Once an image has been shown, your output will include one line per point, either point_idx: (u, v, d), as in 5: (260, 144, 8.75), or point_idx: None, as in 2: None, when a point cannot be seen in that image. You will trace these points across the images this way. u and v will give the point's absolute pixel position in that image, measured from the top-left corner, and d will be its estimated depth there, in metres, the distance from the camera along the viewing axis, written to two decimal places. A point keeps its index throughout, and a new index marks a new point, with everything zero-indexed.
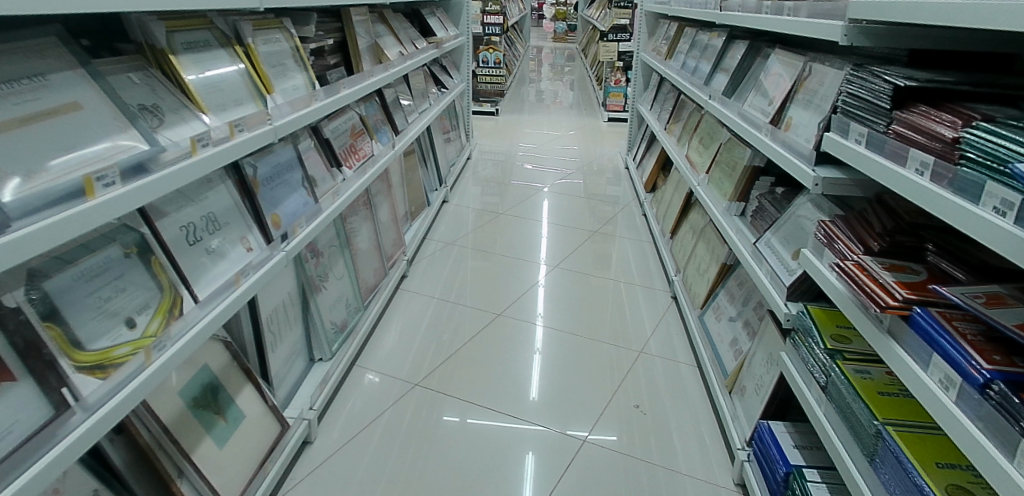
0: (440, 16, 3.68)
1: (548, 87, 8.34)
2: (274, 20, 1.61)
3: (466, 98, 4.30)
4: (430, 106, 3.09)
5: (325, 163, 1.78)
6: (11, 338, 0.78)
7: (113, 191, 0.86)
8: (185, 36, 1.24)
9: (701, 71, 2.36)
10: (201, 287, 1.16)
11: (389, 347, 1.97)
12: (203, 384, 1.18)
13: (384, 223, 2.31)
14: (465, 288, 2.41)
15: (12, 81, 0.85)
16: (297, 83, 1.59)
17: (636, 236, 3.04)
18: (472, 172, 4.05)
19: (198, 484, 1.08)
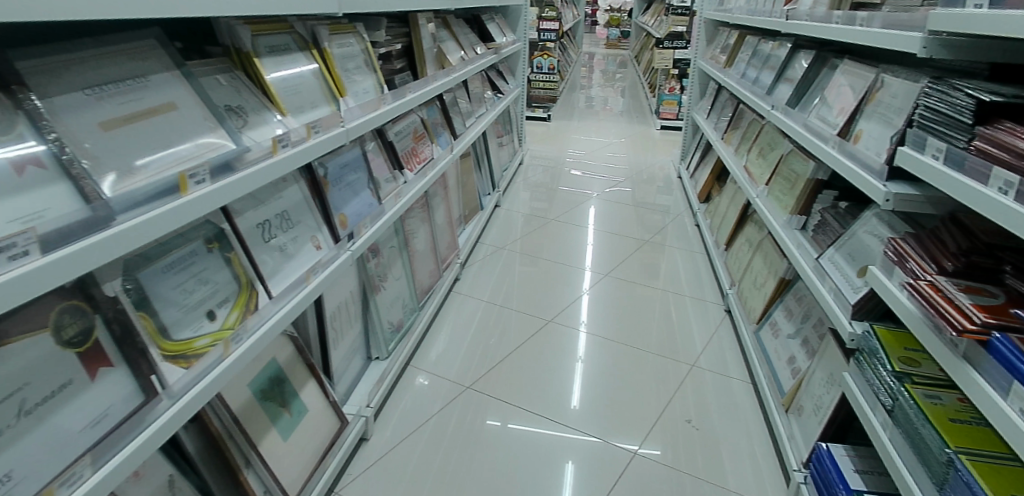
0: (499, 22, 3.73)
1: (600, 93, 8.29)
2: (348, 25, 1.65)
3: (521, 103, 4.33)
4: (486, 110, 3.12)
5: (389, 166, 1.82)
6: (110, 326, 0.89)
7: (203, 188, 0.97)
8: (268, 40, 1.29)
9: (763, 81, 2.32)
10: (275, 283, 1.21)
11: (441, 349, 1.99)
12: (270, 377, 1.21)
13: (441, 225, 2.34)
14: (516, 292, 2.42)
15: (116, 81, 0.97)
16: (366, 86, 1.62)
17: (688, 247, 2.99)
18: (523, 176, 4.08)
19: (264, 476, 1.12)
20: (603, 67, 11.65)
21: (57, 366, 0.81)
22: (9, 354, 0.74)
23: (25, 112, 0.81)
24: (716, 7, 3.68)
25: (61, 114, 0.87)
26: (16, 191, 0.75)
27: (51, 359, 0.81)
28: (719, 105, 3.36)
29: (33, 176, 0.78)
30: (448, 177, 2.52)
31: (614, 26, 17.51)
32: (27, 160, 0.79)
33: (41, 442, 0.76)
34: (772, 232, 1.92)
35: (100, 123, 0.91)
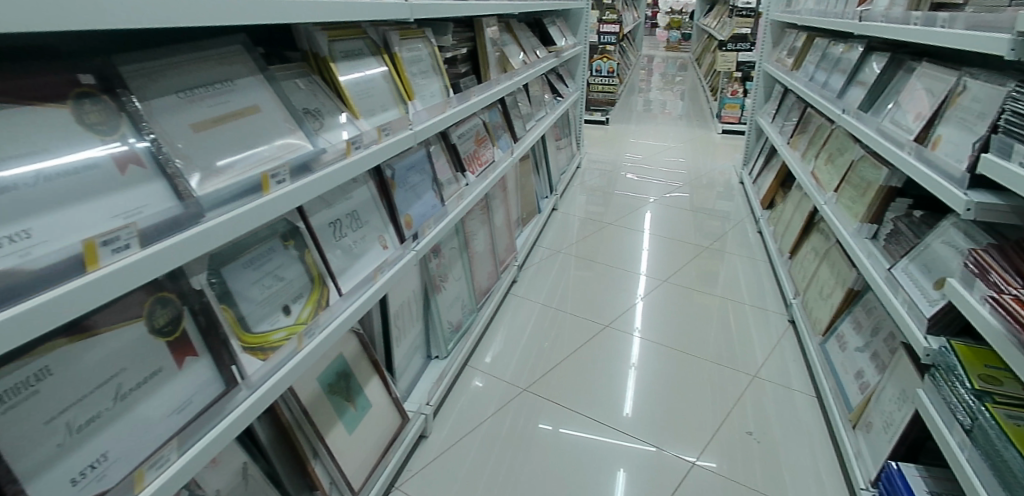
0: (560, 25, 3.76)
1: (659, 96, 8.15)
2: (417, 30, 1.70)
3: (580, 107, 4.33)
4: (546, 114, 3.14)
5: (451, 168, 1.85)
6: (196, 317, 0.96)
7: (284, 188, 1.03)
8: (343, 45, 1.34)
9: (834, 84, 2.24)
10: (345, 280, 1.26)
11: (497, 350, 2.01)
12: (337, 371, 1.25)
13: (500, 227, 2.37)
14: (573, 297, 2.41)
15: (207, 85, 1.04)
16: (433, 89, 1.66)
17: (749, 254, 2.92)
18: (579, 180, 4.08)
19: (330, 467, 1.15)
20: (662, 70, 11.45)
21: (148, 354, 0.88)
22: (96, 343, 0.81)
23: (128, 114, 0.89)
24: (783, 9, 3.56)
25: (157, 115, 0.94)
26: (115, 188, 0.83)
27: (144, 346, 0.88)
28: (785, 109, 3.26)
29: (133, 174, 0.86)
30: (507, 180, 2.54)
31: (673, 28, 17.20)
32: (128, 158, 0.87)
33: (132, 424, 0.84)
34: (841, 241, 1.86)
35: (192, 125, 0.98)
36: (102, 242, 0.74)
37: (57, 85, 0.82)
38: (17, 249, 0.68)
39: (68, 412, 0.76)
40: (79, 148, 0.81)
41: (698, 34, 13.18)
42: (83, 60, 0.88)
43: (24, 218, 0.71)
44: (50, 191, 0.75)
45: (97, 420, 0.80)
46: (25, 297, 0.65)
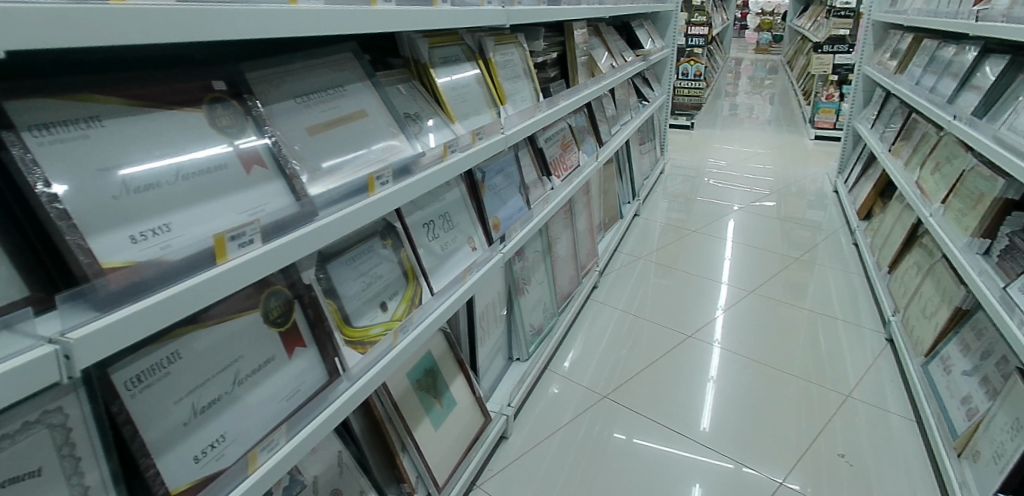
0: (648, 28, 3.75)
1: (747, 102, 7.84)
2: (511, 35, 1.74)
3: (665, 111, 4.28)
4: (632, 118, 3.12)
5: (538, 172, 1.87)
6: (306, 310, 1.03)
7: (388, 188, 1.10)
8: (442, 52, 1.41)
9: (944, 89, 2.10)
10: (437, 280, 1.31)
11: (576, 354, 2.02)
12: (425, 368, 1.29)
13: (582, 231, 2.37)
14: (655, 305, 2.38)
15: (322, 90, 1.13)
16: (525, 94, 1.69)
17: (843, 267, 2.78)
18: (662, 186, 4.03)
19: (417, 462, 1.19)
20: (750, 74, 10.98)
21: (264, 343, 0.96)
22: (207, 332, 0.88)
23: (252, 118, 0.98)
24: (888, 9, 3.35)
25: (276, 118, 1.03)
26: (239, 186, 0.93)
27: (257, 334, 0.96)
28: (888, 114, 3.07)
29: (257, 174, 0.96)
30: (591, 185, 2.54)
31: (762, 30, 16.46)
32: (252, 155, 0.96)
33: (248, 407, 0.92)
34: (949, 256, 1.73)
35: (308, 128, 1.07)
36: (230, 237, 0.84)
37: (193, 91, 0.92)
38: (158, 242, 0.80)
39: (193, 393, 0.86)
40: (209, 146, 0.91)
41: (790, 36, 12.52)
42: (217, 67, 0.97)
43: (165, 213, 0.83)
44: (187, 187, 0.87)
45: (218, 403, 0.89)
46: (152, 294, 0.75)
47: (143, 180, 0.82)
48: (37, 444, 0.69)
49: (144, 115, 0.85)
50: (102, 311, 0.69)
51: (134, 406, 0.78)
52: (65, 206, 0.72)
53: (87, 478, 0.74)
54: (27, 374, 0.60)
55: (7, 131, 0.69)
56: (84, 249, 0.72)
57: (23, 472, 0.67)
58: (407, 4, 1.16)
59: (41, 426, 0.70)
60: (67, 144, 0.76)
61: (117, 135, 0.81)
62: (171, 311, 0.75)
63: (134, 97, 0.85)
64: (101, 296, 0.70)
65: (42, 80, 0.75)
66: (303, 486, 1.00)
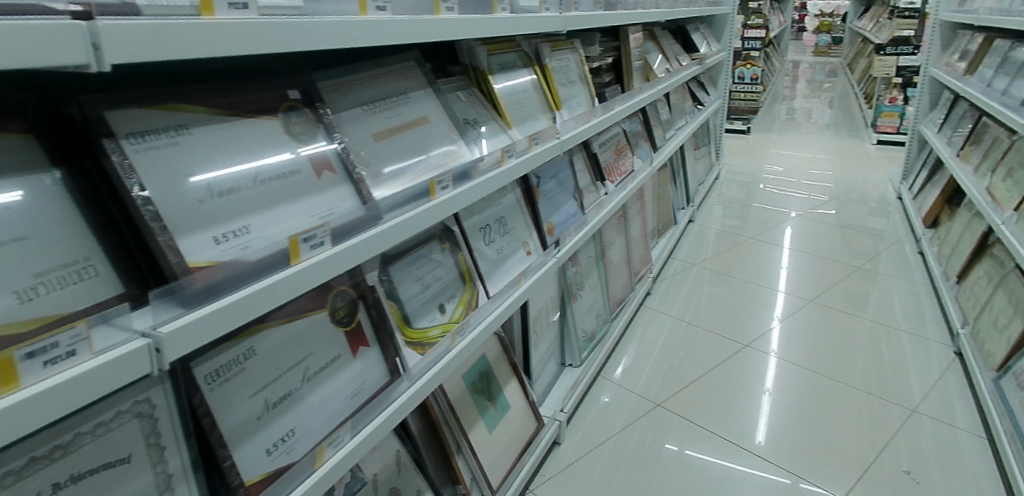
0: (704, 31, 3.72)
1: (808, 106, 7.58)
2: (567, 41, 1.76)
3: (720, 115, 4.22)
4: (686, 122, 3.09)
5: (592, 177, 1.87)
6: (370, 311, 1.07)
7: (447, 193, 1.13)
8: (500, 58, 1.44)
9: (1018, 90, 1.99)
10: (493, 283, 1.34)
11: (628, 361, 2.00)
12: (480, 371, 1.31)
13: (635, 237, 2.36)
14: (709, 314, 2.34)
15: (387, 98, 1.17)
16: (580, 100, 1.70)
17: (909, 277, 2.65)
18: (716, 191, 3.96)
19: (472, 464, 1.20)
20: (810, 78, 10.70)
21: (331, 342, 1.00)
22: (280, 330, 0.93)
23: (323, 125, 1.03)
24: (957, 7, 3.20)
25: (345, 125, 1.08)
26: (311, 190, 0.98)
27: (325, 332, 1.00)
28: (956, 117, 2.92)
29: (327, 179, 1.00)
30: (644, 190, 2.52)
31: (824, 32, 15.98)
32: (322, 160, 1.01)
33: (316, 404, 0.96)
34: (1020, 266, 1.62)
35: (374, 135, 1.11)
36: (303, 239, 0.88)
37: (270, 99, 0.97)
38: (238, 243, 0.85)
39: (267, 388, 0.90)
40: (285, 153, 0.96)
41: (852, 37, 12.07)
42: (292, 76, 1.02)
43: (245, 216, 0.88)
44: (264, 191, 0.91)
45: (289, 398, 0.93)
46: (232, 291, 0.79)
47: (225, 184, 0.87)
48: (128, 432, 0.74)
49: (226, 124, 0.90)
50: (189, 307, 0.74)
51: (213, 398, 0.84)
52: (157, 208, 0.77)
53: (170, 466, 0.78)
54: (123, 366, 0.64)
55: (108, 139, 0.75)
56: (174, 249, 0.77)
57: (114, 458, 0.72)
58: (468, 12, 1.20)
59: (131, 416, 0.75)
60: (159, 151, 0.81)
61: (202, 142, 0.86)
62: (249, 308, 0.79)
63: (217, 106, 0.90)
64: (187, 293, 0.74)
65: (139, 91, 0.81)
66: (364, 483, 1.02)
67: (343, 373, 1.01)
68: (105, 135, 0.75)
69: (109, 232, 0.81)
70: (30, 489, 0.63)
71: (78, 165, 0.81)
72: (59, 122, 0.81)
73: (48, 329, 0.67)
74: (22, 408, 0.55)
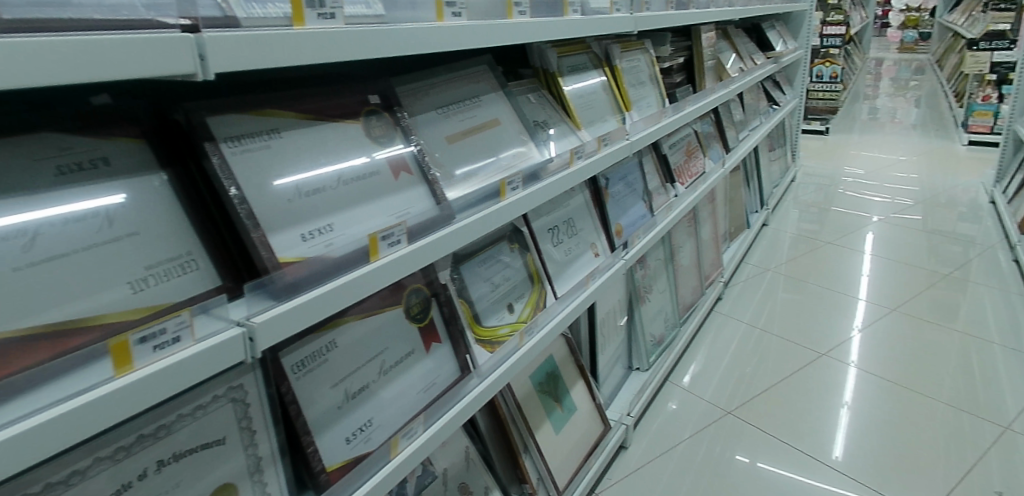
0: (780, 29, 3.59)
1: (892, 105, 7.13)
2: (637, 42, 1.75)
3: (797, 116, 4.06)
4: (760, 123, 2.98)
5: (662, 178, 1.85)
6: (442, 308, 1.10)
7: (517, 194, 1.15)
8: (570, 60, 1.45)
9: None
10: (560, 284, 1.34)
11: (697, 369, 1.95)
12: (547, 372, 1.31)
13: (707, 240, 2.30)
14: (784, 322, 2.25)
15: (460, 101, 1.20)
16: (650, 101, 1.69)
17: (1006, 287, 2.44)
18: (792, 194, 3.79)
19: (539, 464, 1.20)
20: (895, 75, 10.05)
21: (406, 337, 1.04)
22: (360, 324, 0.98)
23: (401, 128, 1.07)
24: None
25: (421, 128, 1.11)
26: (389, 190, 1.01)
27: (400, 328, 1.04)
28: None
29: (404, 180, 1.03)
30: (716, 192, 2.45)
31: (909, 27, 15.11)
32: (400, 162, 1.05)
33: (391, 397, 1.00)
34: None
35: (448, 137, 1.14)
36: (382, 237, 0.92)
37: (354, 104, 1.02)
38: (323, 240, 0.90)
39: (346, 380, 0.95)
40: (366, 155, 1.00)
41: (943, 30, 11.24)
42: (373, 82, 1.06)
43: (329, 214, 0.92)
44: (347, 191, 0.96)
45: (366, 390, 0.97)
46: (318, 285, 0.84)
47: (312, 185, 0.92)
48: (222, 415, 0.79)
49: (313, 128, 0.95)
50: (279, 300, 0.78)
51: (299, 387, 0.88)
52: (252, 206, 0.82)
53: (259, 449, 0.83)
54: (221, 352, 0.69)
55: (209, 142, 0.81)
56: (265, 244, 0.82)
57: (211, 439, 0.78)
58: (540, 15, 1.21)
59: (225, 400, 0.80)
60: (254, 153, 0.86)
61: (292, 145, 0.91)
62: (333, 302, 0.83)
63: (306, 111, 0.95)
64: (279, 287, 0.79)
65: (238, 98, 0.88)
66: (434, 476, 1.05)
67: (415, 368, 1.04)
68: (206, 139, 0.80)
69: (210, 229, 0.87)
70: (139, 465, 0.70)
71: (183, 167, 0.87)
72: (165, 127, 0.88)
73: (156, 318, 0.73)
74: (134, 388, 0.60)
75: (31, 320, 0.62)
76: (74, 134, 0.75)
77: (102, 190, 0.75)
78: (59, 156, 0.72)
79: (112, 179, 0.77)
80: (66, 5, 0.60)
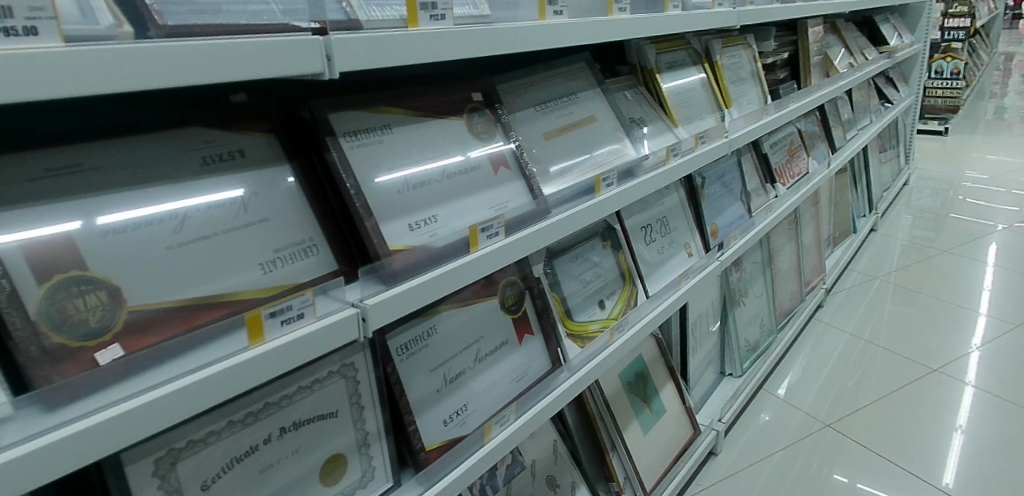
0: (895, 22, 3.35)
1: (1021, 104, 6.43)
2: (739, 37, 1.71)
3: (912, 115, 3.79)
4: (870, 122, 2.80)
5: (761, 178, 1.79)
6: (536, 302, 1.12)
7: (612, 190, 1.15)
8: (669, 57, 1.45)
9: None
10: (652, 283, 1.33)
11: (793, 380, 1.87)
12: (636, 371, 1.31)
13: (808, 245, 2.21)
14: (893, 334, 2.11)
15: (558, 99, 1.22)
16: (751, 97, 1.65)
17: None
18: (904, 199, 3.51)
19: (626, 463, 1.21)
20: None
21: (501, 327, 1.07)
22: (461, 312, 1.02)
23: (501, 125, 1.10)
24: None
25: (520, 124, 1.15)
26: (490, 184, 1.05)
27: (496, 319, 1.07)
28: None
29: (503, 175, 1.07)
30: (819, 195, 2.34)
31: None
32: (500, 158, 1.08)
33: (486, 384, 1.03)
34: None
35: (545, 133, 1.17)
36: (482, 229, 0.95)
37: (458, 101, 1.06)
38: (428, 230, 0.94)
39: (445, 365, 0.99)
40: (470, 150, 1.04)
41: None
42: (477, 80, 1.10)
43: (433, 206, 0.96)
44: (451, 184, 1.00)
45: (464, 375, 1.01)
46: (423, 271, 0.88)
47: (419, 178, 0.96)
48: (336, 390, 0.85)
49: (422, 124, 1.00)
50: (388, 285, 0.83)
51: (403, 368, 0.93)
52: (367, 197, 0.88)
53: (367, 425, 0.89)
54: (336, 330, 0.74)
55: (330, 137, 0.87)
56: (378, 231, 0.87)
57: (325, 412, 0.84)
58: (639, 12, 1.21)
59: (338, 376, 0.85)
60: (368, 147, 0.92)
61: (402, 140, 0.97)
62: (440, 288, 0.87)
63: (416, 108, 1.00)
64: (389, 272, 0.84)
65: (358, 95, 0.94)
66: (523, 467, 1.08)
67: (510, 359, 1.07)
68: (328, 134, 0.87)
69: (328, 218, 0.92)
70: (265, 430, 0.77)
71: (307, 160, 0.92)
72: (293, 123, 0.93)
73: (283, 295, 0.80)
74: (264, 358, 0.66)
75: (178, 295, 0.70)
76: (215, 129, 0.82)
77: (237, 181, 0.81)
78: (205, 148, 0.80)
79: (246, 169, 0.83)
80: (219, 13, 0.68)
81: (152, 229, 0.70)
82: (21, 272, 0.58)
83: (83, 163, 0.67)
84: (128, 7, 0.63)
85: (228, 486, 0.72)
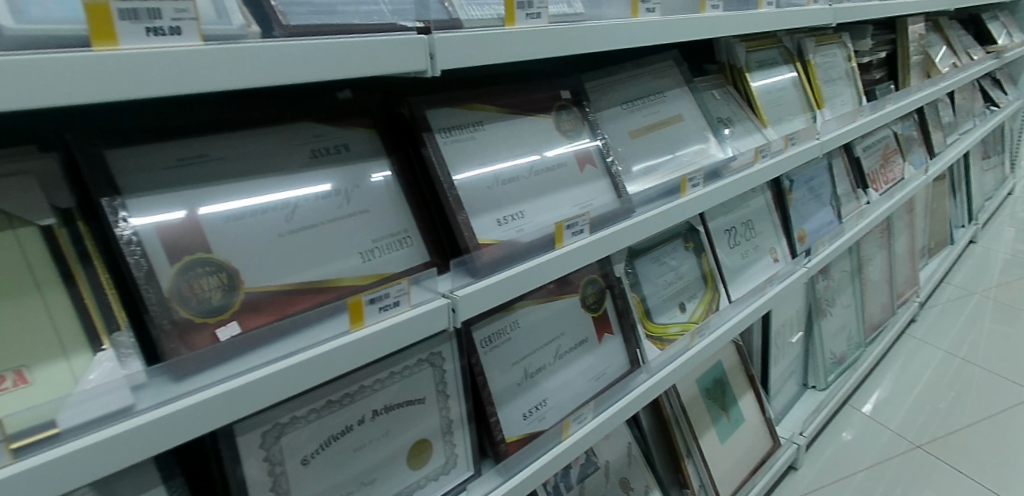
0: (1004, 20, 3.12)
1: None
2: (834, 35, 1.65)
3: (1021, 120, 3.52)
4: (973, 126, 2.63)
5: (853, 183, 1.71)
6: (616, 301, 1.12)
7: (698, 191, 1.13)
8: (759, 55, 1.41)
9: None
10: (734, 288, 1.31)
11: (879, 396, 1.78)
12: (715, 378, 1.29)
13: (901, 255, 2.10)
14: (993, 353, 1.97)
15: (643, 97, 1.21)
16: (845, 98, 1.59)
17: None
18: (1010, 210, 3.26)
19: (701, 470, 1.19)
20: None
21: (582, 326, 1.07)
22: (545, 307, 1.03)
23: (587, 123, 1.10)
24: None
25: (605, 122, 1.15)
26: (576, 181, 1.05)
27: (577, 317, 1.07)
28: None
29: (588, 172, 1.07)
30: (914, 202, 2.22)
31: None
32: (585, 156, 1.08)
33: (566, 380, 1.04)
34: None
35: (632, 132, 1.16)
36: (567, 226, 0.95)
37: (547, 99, 1.07)
38: (515, 225, 0.95)
39: (526, 360, 1.00)
40: (556, 148, 1.05)
41: None
42: (565, 78, 1.11)
43: (521, 202, 0.98)
44: (537, 181, 1.01)
45: (545, 370, 1.02)
46: (509, 265, 0.90)
47: (508, 174, 0.98)
48: (424, 377, 0.87)
49: (512, 121, 1.02)
50: (476, 277, 0.85)
51: (487, 360, 0.95)
52: (459, 191, 0.90)
53: (451, 413, 0.90)
54: (430, 319, 0.77)
55: (427, 133, 0.90)
56: (468, 226, 0.89)
57: (413, 398, 0.86)
58: (731, 9, 1.19)
59: (427, 364, 0.87)
60: (460, 143, 0.94)
61: (491, 136, 0.99)
62: (531, 282, 0.89)
63: (505, 106, 1.02)
64: (477, 265, 0.86)
65: (454, 92, 0.96)
66: (596, 467, 1.08)
67: (591, 358, 1.07)
68: (424, 130, 0.90)
69: (421, 211, 0.93)
70: (360, 411, 0.80)
71: (404, 155, 0.94)
72: (392, 119, 0.96)
73: (379, 284, 0.82)
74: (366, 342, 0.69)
75: (289, 279, 0.73)
76: (325, 124, 0.85)
77: (344, 174, 0.84)
78: (314, 142, 0.83)
79: (351, 162, 0.86)
80: (335, 13, 0.72)
81: (265, 217, 0.74)
82: (157, 250, 0.63)
83: (209, 154, 0.72)
84: (257, 7, 0.68)
85: (323, 462, 0.76)
